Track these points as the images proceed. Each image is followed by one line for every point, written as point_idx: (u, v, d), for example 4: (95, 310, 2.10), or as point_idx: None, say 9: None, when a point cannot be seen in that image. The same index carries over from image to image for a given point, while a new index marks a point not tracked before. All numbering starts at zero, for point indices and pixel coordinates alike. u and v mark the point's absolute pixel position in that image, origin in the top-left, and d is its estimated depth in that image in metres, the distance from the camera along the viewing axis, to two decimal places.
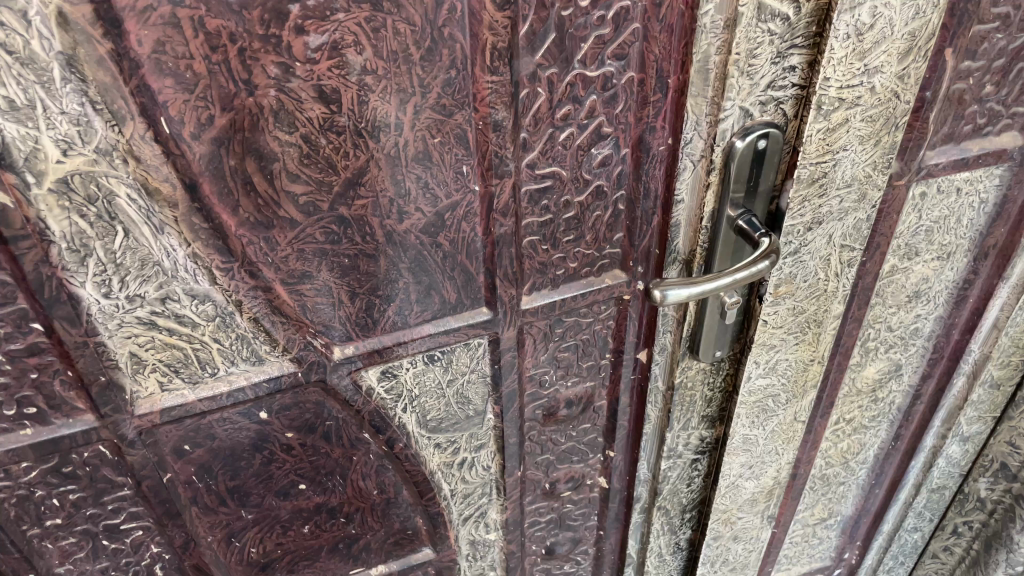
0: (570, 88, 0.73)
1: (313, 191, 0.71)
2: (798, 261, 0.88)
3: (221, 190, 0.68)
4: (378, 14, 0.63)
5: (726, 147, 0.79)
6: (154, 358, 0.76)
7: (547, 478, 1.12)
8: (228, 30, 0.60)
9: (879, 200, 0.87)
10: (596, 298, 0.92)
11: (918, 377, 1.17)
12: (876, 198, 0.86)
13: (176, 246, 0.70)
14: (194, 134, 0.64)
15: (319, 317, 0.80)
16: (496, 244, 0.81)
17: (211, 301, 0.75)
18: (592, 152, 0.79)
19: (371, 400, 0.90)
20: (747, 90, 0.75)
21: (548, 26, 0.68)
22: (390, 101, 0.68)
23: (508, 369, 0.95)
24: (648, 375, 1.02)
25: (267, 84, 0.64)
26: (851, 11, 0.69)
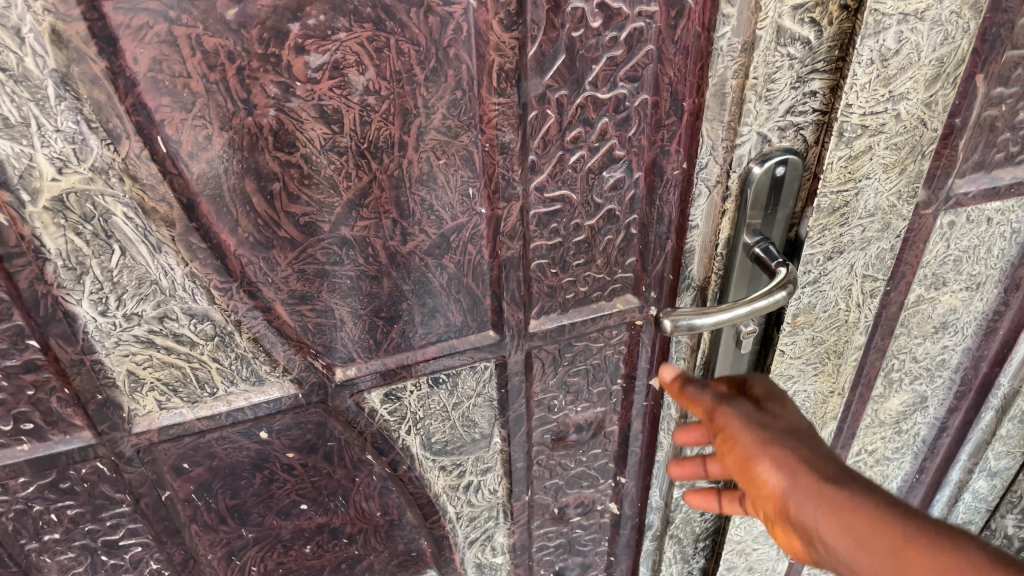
0: (581, 110, 0.71)
1: (314, 212, 0.70)
2: (817, 291, 0.85)
3: (220, 210, 0.66)
4: (381, 34, 0.62)
5: (743, 173, 0.76)
6: (152, 376, 0.75)
7: (556, 502, 1.09)
8: (226, 49, 0.59)
9: (904, 230, 0.83)
10: (607, 323, 0.90)
11: (944, 411, 1.11)
12: (901, 228, 0.83)
13: (174, 265, 0.68)
14: (192, 153, 0.62)
15: (320, 338, 0.79)
16: (503, 267, 0.79)
17: (210, 320, 0.73)
18: (603, 175, 0.77)
19: (374, 422, 0.88)
20: (765, 115, 0.72)
21: (558, 47, 0.66)
22: (393, 121, 0.66)
23: (516, 394, 0.93)
24: (661, 402, 1.00)
25: (266, 104, 0.62)
26: (876, 36, 0.66)
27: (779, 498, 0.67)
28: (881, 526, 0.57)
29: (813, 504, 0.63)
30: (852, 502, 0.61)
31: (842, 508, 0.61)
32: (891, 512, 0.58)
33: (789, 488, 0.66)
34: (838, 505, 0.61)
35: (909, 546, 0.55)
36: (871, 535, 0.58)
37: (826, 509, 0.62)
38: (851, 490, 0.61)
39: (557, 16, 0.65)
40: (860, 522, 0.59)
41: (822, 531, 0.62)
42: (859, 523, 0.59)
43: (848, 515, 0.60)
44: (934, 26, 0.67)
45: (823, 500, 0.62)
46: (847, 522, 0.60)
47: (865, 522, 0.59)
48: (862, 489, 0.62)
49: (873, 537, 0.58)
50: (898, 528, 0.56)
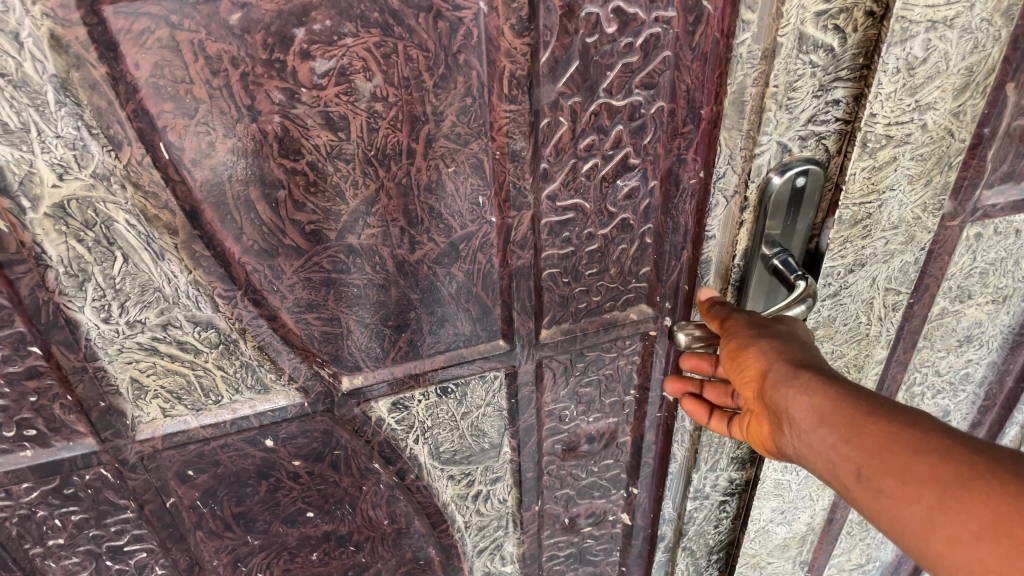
0: (595, 118, 0.69)
1: (320, 219, 0.68)
2: (838, 304, 0.82)
3: (224, 217, 0.65)
4: (389, 39, 0.60)
5: (761, 182, 0.73)
6: (156, 384, 0.74)
7: (567, 512, 1.07)
8: (229, 55, 0.57)
9: (929, 242, 0.80)
10: (620, 333, 0.88)
11: (967, 425, 1.08)
12: (926, 240, 0.80)
13: (177, 272, 0.67)
14: (195, 160, 0.61)
15: (327, 346, 0.77)
16: (513, 276, 0.77)
17: (214, 328, 0.72)
18: (618, 184, 0.75)
19: (382, 431, 0.87)
20: (786, 124, 0.70)
21: (571, 53, 0.64)
22: (401, 128, 0.65)
23: (526, 404, 0.91)
24: (675, 414, 0.97)
25: (271, 110, 0.61)
26: (903, 44, 0.63)
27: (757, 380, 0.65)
28: (849, 417, 0.55)
29: (784, 391, 0.61)
30: (821, 390, 0.58)
31: (813, 395, 0.59)
32: (858, 401, 0.56)
33: (765, 373, 0.64)
34: (807, 396, 0.59)
35: (876, 436, 0.53)
36: (838, 426, 0.56)
37: (796, 397, 0.60)
38: (823, 380, 0.59)
39: (571, 22, 0.63)
40: (827, 409, 0.57)
41: (794, 405, 0.60)
42: (828, 411, 0.57)
43: (816, 403, 0.58)
44: (964, 34, 0.64)
45: (793, 391, 0.60)
46: (815, 408, 0.58)
47: (833, 412, 0.57)
48: (830, 377, 0.60)
49: (840, 427, 0.56)
50: (864, 418, 0.55)
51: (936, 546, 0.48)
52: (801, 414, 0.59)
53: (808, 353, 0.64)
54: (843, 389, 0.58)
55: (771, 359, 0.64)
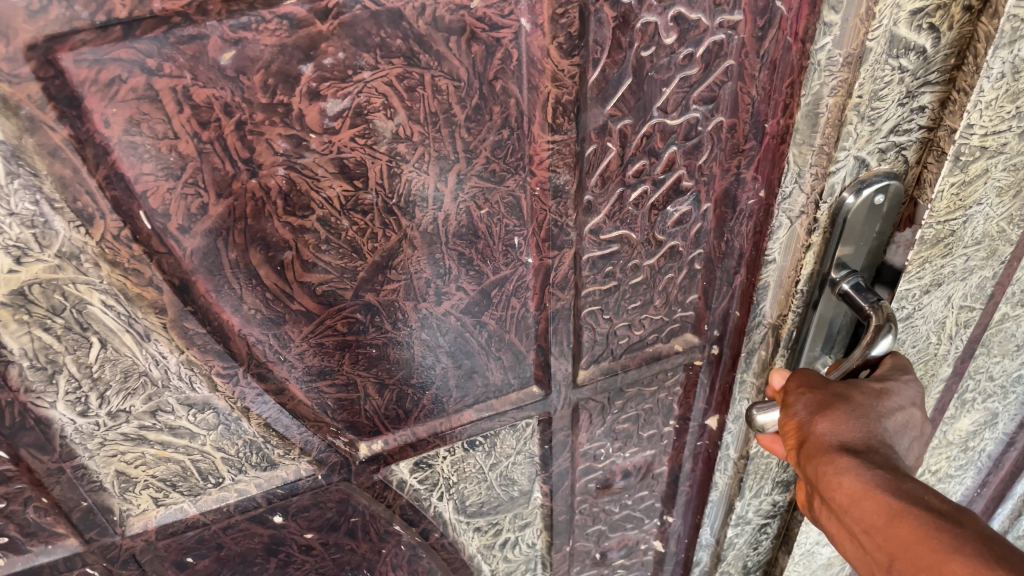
0: (646, 140, 0.59)
1: (334, 279, 0.57)
2: (910, 328, 0.74)
3: (220, 286, 0.54)
4: (414, 70, 0.49)
5: (834, 203, 0.64)
6: (146, 474, 0.63)
7: (598, 547, 0.98)
8: (221, 101, 0.46)
9: (1010, 255, 0.73)
10: (663, 367, 0.79)
11: (1014, 426, 0.99)
12: (1007, 253, 0.72)
13: (166, 353, 0.56)
14: (183, 227, 0.50)
15: (342, 414, 0.67)
16: (552, 319, 0.68)
17: (212, 409, 0.61)
18: (667, 211, 0.65)
19: (404, 493, 0.77)
20: (867, 137, 0.60)
21: (623, 70, 0.54)
22: (428, 170, 0.54)
23: (560, 449, 0.82)
24: (718, 443, 0.89)
25: (274, 162, 0.50)
26: (1011, 46, 0.55)
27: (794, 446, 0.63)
28: (883, 504, 0.53)
29: (818, 467, 0.59)
30: (861, 475, 0.56)
31: (852, 478, 0.56)
32: (895, 489, 0.54)
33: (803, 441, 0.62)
34: (843, 477, 0.57)
35: (912, 532, 0.51)
36: (872, 512, 0.54)
37: (832, 475, 0.58)
38: (863, 463, 0.57)
39: (625, 34, 0.53)
40: (861, 493, 0.55)
41: (829, 484, 0.58)
42: (864, 497, 0.55)
43: (853, 487, 0.56)
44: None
45: (828, 468, 0.58)
46: (849, 491, 0.56)
47: (869, 501, 0.54)
48: (868, 460, 0.57)
49: (876, 515, 0.54)
50: (900, 509, 0.52)
51: None
52: (835, 492, 0.57)
53: (858, 423, 0.60)
54: (886, 478, 0.55)
55: (813, 426, 0.61)
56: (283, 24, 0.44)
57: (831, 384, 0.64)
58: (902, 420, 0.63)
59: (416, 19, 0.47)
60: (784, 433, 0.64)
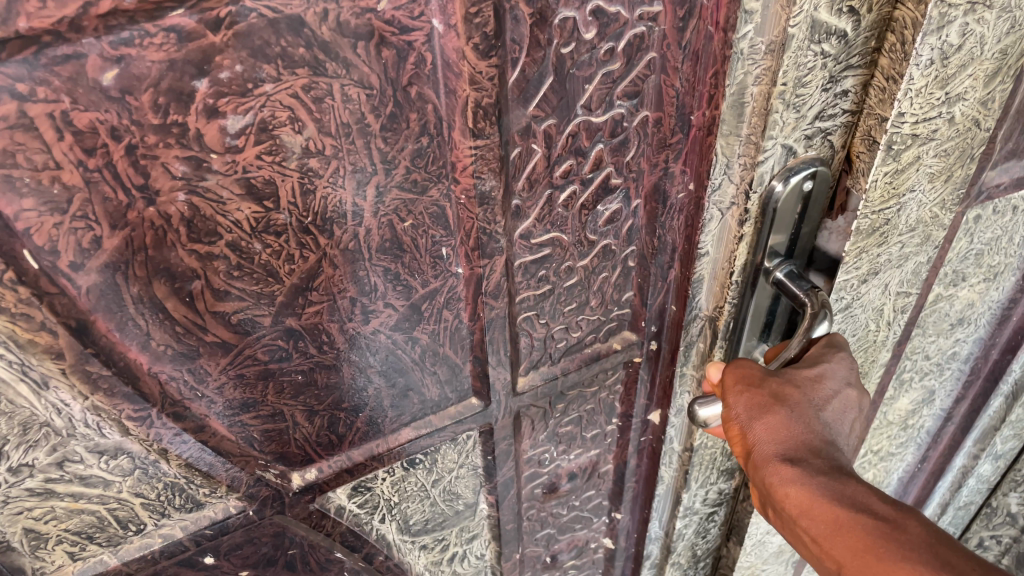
0: (572, 139, 0.57)
1: (250, 306, 0.53)
2: (848, 316, 0.74)
3: (123, 324, 0.50)
4: (320, 80, 0.45)
5: (764, 192, 0.63)
6: (58, 529, 0.58)
7: (548, 550, 0.96)
8: (107, 125, 0.41)
9: (943, 239, 0.73)
10: (603, 366, 0.78)
11: (950, 401, 1.01)
12: (940, 238, 0.73)
13: (68, 400, 0.51)
14: (76, 264, 0.45)
15: (270, 445, 0.63)
16: (486, 329, 0.65)
17: (126, 453, 0.56)
18: (598, 210, 0.63)
19: (343, 519, 0.73)
20: (793, 124, 0.59)
21: (544, 68, 0.52)
22: (344, 186, 0.51)
23: (503, 458, 0.80)
24: (662, 438, 0.88)
25: (172, 187, 0.45)
26: (939, 32, 0.54)
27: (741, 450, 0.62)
28: (831, 515, 0.53)
29: (766, 476, 0.58)
30: (806, 484, 0.56)
31: (798, 488, 0.56)
32: (842, 498, 0.54)
33: (748, 448, 0.61)
34: (793, 489, 0.56)
35: (862, 543, 0.51)
36: (821, 523, 0.54)
37: (779, 485, 0.57)
38: (806, 471, 0.57)
39: (543, 31, 0.50)
40: (808, 503, 0.55)
41: (777, 493, 0.57)
42: (812, 507, 0.55)
43: (801, 497, 0.55)
44: (999, 15, 0.57)
45: (775, 478, 0.58)
46: (796, 500, 0.56)
47: (817, 510, 0.54)
48: (812, 465, 0.57)
49: (825, 525, 0.54)
50: (849, 519, 0.53)
51: None
52: (783, 501, 0.57)
53: (799, 423, 0.60)
54: (833, 485, 0.55)
55: (754, 432, 0.60)
56: (170, 37, 0.40)
57: (767, 376, 0.63)
58: (838, 407, 0.63)
59: (319, 26, 0.43)
60: (727, 438, 0.63)
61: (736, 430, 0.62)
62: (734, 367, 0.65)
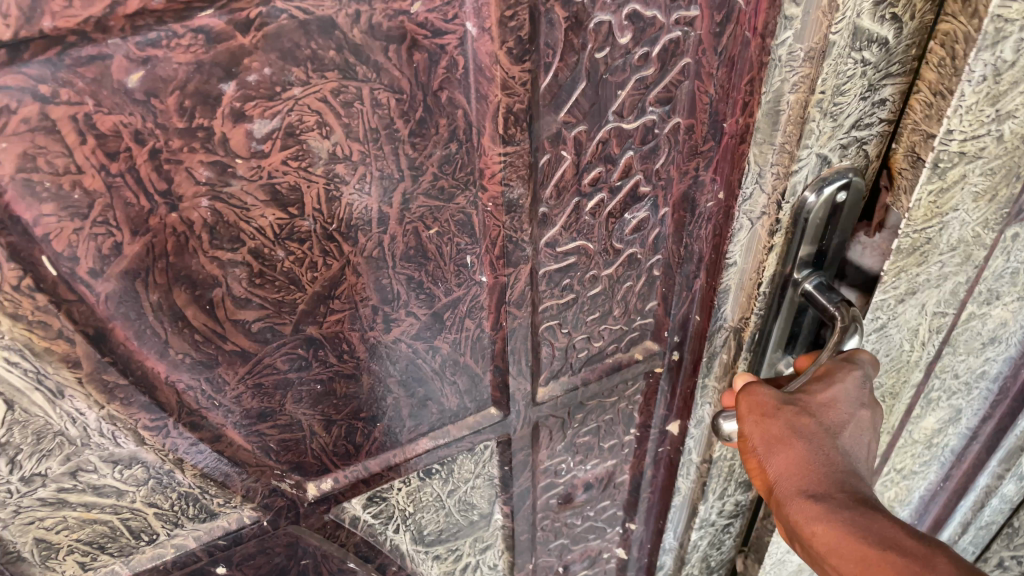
0: (602, 146, 0.56)
1: (271, 314, 0.52)
2: (882, 334, 0.73)
3: (141, 331, 0.48)
4: (350, 83, 0.44)
5: (796, 202, 0.61)
6: (69, 539, 0.56)
7: (561, 561, 0.95)
8: (131, 128, 0.40)
9: (985, 259, 0.72)
10: (624, 376, 0.76)
11: (977, 419, 1.00)
12: (982, 257, 0.71)
13: (84, 409, 0.50)
14: (95, 270, 0.44)
15: (286, 455, 0.62)
16: (508, 338, 0.63)
17: (140, 463, 0.55)
18: (625, 218, 0.62)
19: (357, 530, 0.72)
20: (829, 133, 0.58)
21: (577, 74, 0.50)
22: (370, 192, 0.49)
23: (520, 469, 0.78)
24: (680, 449, 0.87)
25: (196, 192, 0.44)
26: (993, 48, 0.53)
27: (766, 486, 0.60)
28: (861, 554, 0.51)
29: (791, 515, 0.57)
30: (831, 522, 0.54)
31: (824, 527, 0.54)
32: (869, 535, 0.52)
33: (772, 484, 0.59)
34: (816, 525, 0.54)
35: None
36: (851, 563, 0.52)
37: (806, 524, 0.55)
38: (830, 507, 0.55)
39: (577, 35, 0.49)
40: (836, 544, 0.53)
41: (805, 533, 0.55)
42: (840, 547, 0.53)
43: (828, 536, 0.54)
44: None
45: (800, 517, 0.56)
46: (824, 540, 0.54)
47: (847, 549, 0.52)
48: (835, 500, 0.55)
49: (855, 566, 0.52)
50: (877, 556, 0.51)
51: None
52: (811, 540, 0.55)
53: (818, 455, 0.58)
54: (856, 521, 0.53)
55: (774, 467, 0.59)
56: (198, 38, 0.39)
57: (780, 403, 0.60)
58: (856, 430, 0.61)
59: (351, 28, 0.42)
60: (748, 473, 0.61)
61: (756, 463, 0.61)
62: (745, 395, 0.62)
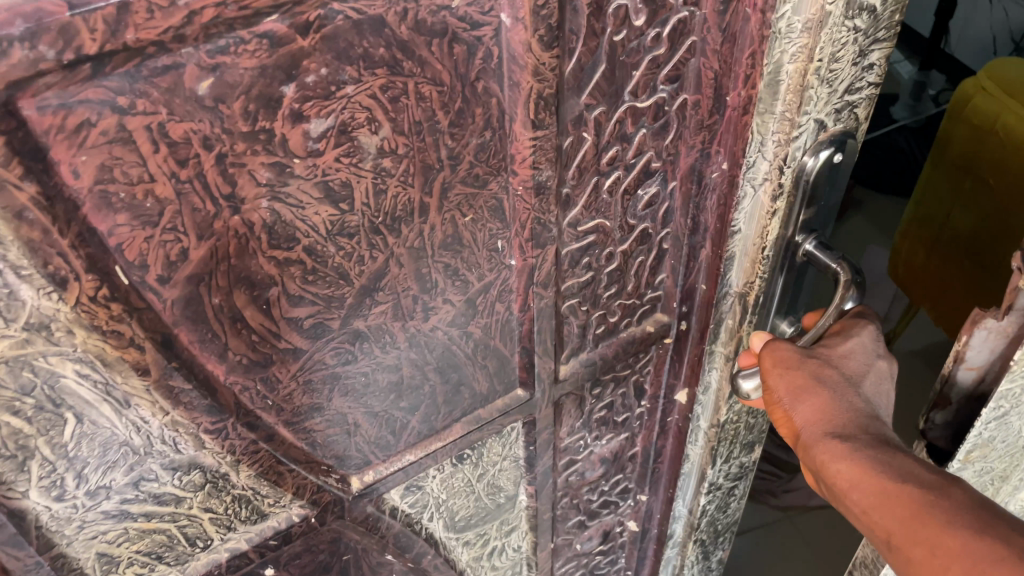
0: (619, 126, 0.59)
1: (321, 310, 0.54)
2: (1000, 424, 0.71)
3: (203, 336, 0.49)
4: (397, 79, 0.46)
5: (797, 167, 0.65)
6: (130, 552, 0.56)
7: (579, 537, 0.98)
8: (200, 135, 0.42)
9: None
10: (638, 350, 0.79)
11: None
12: None
13: (148, 416, 0.50)
14: (163, 277, 0.45)
15: (331, 451, 0.63)
16: (535, 319, 0.66)
17: (199, 467, 0.56)
18: (638, 194, 0.65)
19: (396, 521, 0.73)
20: (826, 99, 0.61)
21: (598, 57, 0.53)
22: (413, 183, 0.51)
23: (543, 448, 0.81)
24: (689, 416, 0.90)
25: (257, 194, 0.46)
26: None
27: (790, 432, 0.63)
28: (879, 484, 0.54)
29: (814, 456, 0.60)
30: (852, 458, 0.57)
31: (845, 463, 0.57)
32: (890, 468, 0.55)
33: (796, 429, 0.62)
34: (839, 462, 0.57)
35: (908, 509, 0.52)
36: (869, 494, 0.55)
37: (828, 462, 0.58)
38: (852, 446, 0.58)
39: (598, 20, 0.51)
40: (856, 477, 0.56)
41: (827, 470, 0.58)
42: (860, 481, 0.56)
43: (849, 471, 0.57)
44: None
45: (822, 456, 0.59)
46: (845, 475, 0.57)
47: (866, 482, 0.55)
48: (856, 441, 0.58)
49: (873, 496, 0.55)
50: (896, 485, 0.54)
51: None
52: (833, 477, 0.58)
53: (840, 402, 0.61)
54: (876, 457, 0.56)
55: (798, 413, 0.62)
56: (263, 43, 0.40)
57: (803, 358, 0.64)
58: (874, 379, 0.65)
59: (398, 25, 0.44)
60: (772, 420, 0.64)
61: (780, 413, 0.64)
62: (770, 352, 0.66)
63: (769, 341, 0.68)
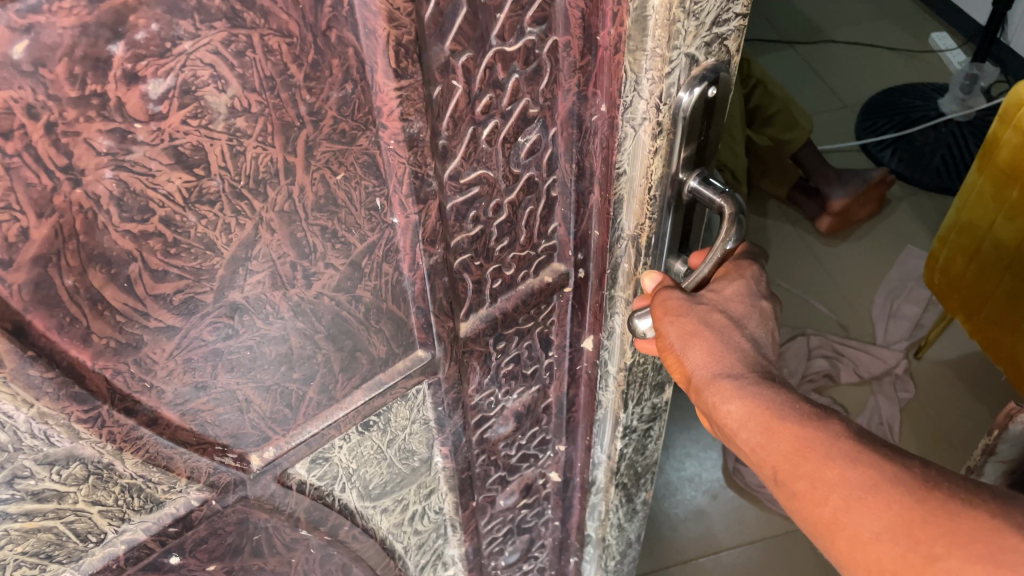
0: (490, 72, 0.58)
1: (191, 284, 0.51)
2: None
3: (61, 321, 0.47)
4: (239, 31, 0.44)
5: (673, 104, 0.63)
6: (15, 553, 0.54)
7: (502, 492, 0.98)
8: (23, 103, 0.39)
9: None
10: (539, 302, 0.79)
11: None
12: None
13: (14, 412, 0.47)
14: (4, 260, 0.43)
15: (225, 430, 0.61)
16: (427, 277, 0.64)
17: (79, 459, 0.53)
18: (519, 141, 0.64)
19: (306, 496, 0.71)
20: (694, 32, 0.60)
21: (457, 1, 0.52)
22: (273, 143, 0.49)
23: (454, 409, 0.80)
24: (597, 361, 0.89)
25: (98, 163, 0.43)
26: None
27: (682, 377, 0.64)
28: (765, 422, 0.56)
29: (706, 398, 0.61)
30: (739, 399, 0.58)
31: (734, 404, 0.58)
32: (775, 406, 0.56)
33: (687, 373, 0.63)
34: (728, 403, 0.59)
35: (791, 444, 0.54)
36: (756, 432, 0.57)
37: (718, 403, 0.60)
38: (739, 386, 0.59)
39: None
40: (744, 416, 0.57)
41: (717, 412, 0.60)
42: (747, 420, 0.57)
43: (737, 411, 0.58)
44: None
45: (713, 398, 0.60)
46: (733, 415, 0.58)
47: (753, 421, 0.57)
48: (743, 380, 0.59)
49: (759, 434, 0.56)
50: (780, 422, 0.55)
51: (841, 543, 0.51)
52: (722, 417, 0.59)
53: (728, 345, 0.62)
54: (762, 395, 0.58)
55: (688, 359, 0.63)
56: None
57: (692, 302, 0.65)
58: (761, 318, 0.66)
59: None
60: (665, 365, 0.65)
61: (672, 357, 0.65)
62: (659, 299, 0.66)
63: (659, 288, 0.68)
